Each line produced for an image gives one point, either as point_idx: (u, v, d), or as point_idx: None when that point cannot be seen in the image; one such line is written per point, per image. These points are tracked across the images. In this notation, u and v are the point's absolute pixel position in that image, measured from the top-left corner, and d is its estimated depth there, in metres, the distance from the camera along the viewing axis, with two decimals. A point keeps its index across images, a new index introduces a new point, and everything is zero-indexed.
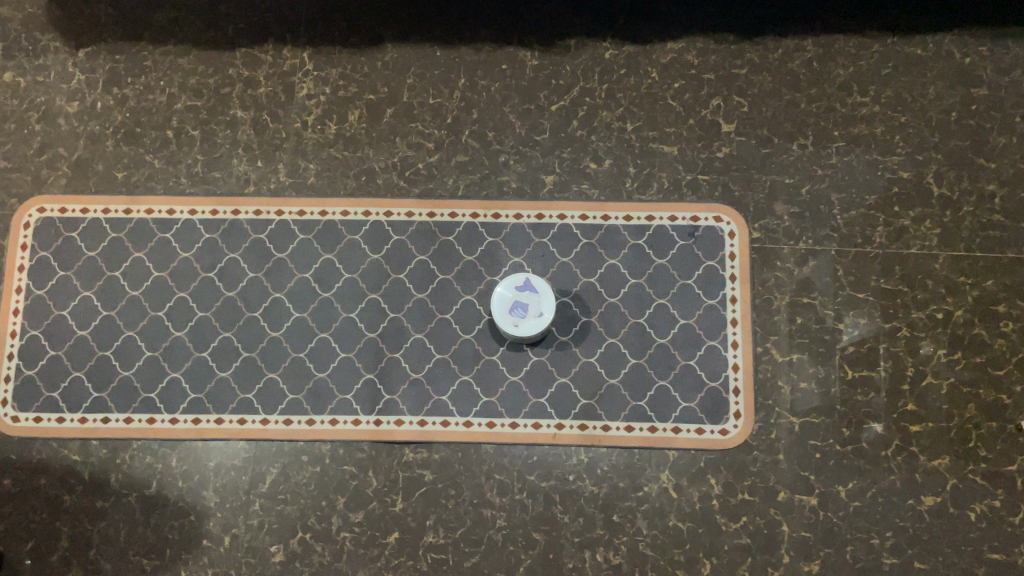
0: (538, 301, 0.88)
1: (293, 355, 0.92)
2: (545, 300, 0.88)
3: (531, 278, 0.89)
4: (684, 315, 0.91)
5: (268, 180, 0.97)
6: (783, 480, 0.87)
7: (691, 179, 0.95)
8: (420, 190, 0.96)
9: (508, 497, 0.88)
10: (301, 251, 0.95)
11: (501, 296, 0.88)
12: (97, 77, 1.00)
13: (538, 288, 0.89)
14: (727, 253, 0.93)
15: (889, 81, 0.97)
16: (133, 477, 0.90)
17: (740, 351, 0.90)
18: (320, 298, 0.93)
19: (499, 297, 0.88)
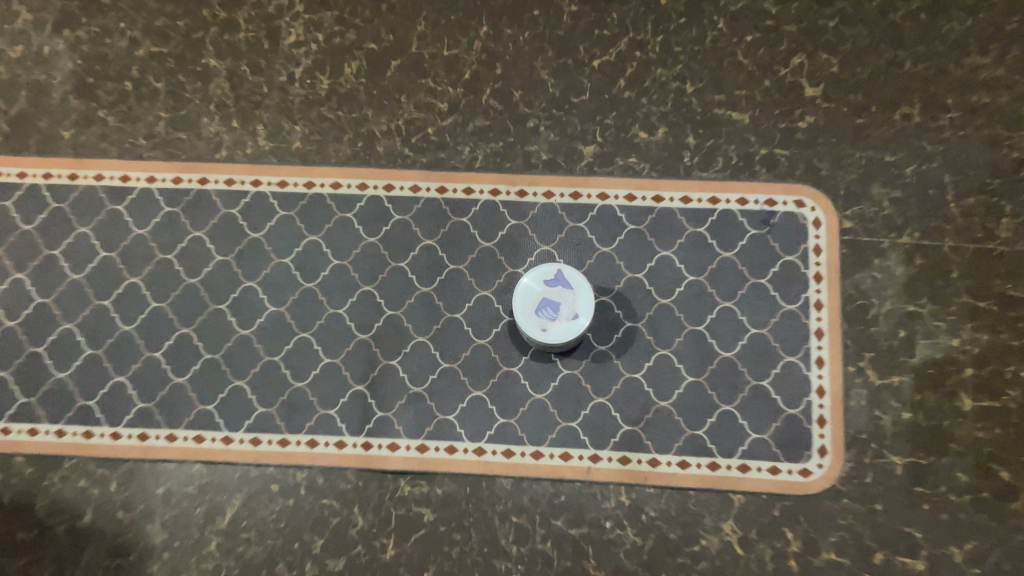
0: (574, 300, 0.68)
1: (265, 359, 0.74)
2: (582, 298, 0.68)
3: (565, 269, 0.69)
4: (754, 323, 0.73)
5: (243, 143, 0.79)
6: (880, 538, 0.68)
7: (766, 153, 0.76)
8: (429, 159, 0.78)
9: (527, 547, 0.69)
10: (281, 231, 0.77)
11: (526, 292, 0.68)
12: (47, 18, 0.83)
13: (575, 282, 0.69)
14: (810, 247, 0.74)
15: (1015, 38, 0.78)
16: (62, 504, 0.72)
17: (826, 370, 0.71)
18: (301, 289, 0.76)
19: (524, 292, 0.68)
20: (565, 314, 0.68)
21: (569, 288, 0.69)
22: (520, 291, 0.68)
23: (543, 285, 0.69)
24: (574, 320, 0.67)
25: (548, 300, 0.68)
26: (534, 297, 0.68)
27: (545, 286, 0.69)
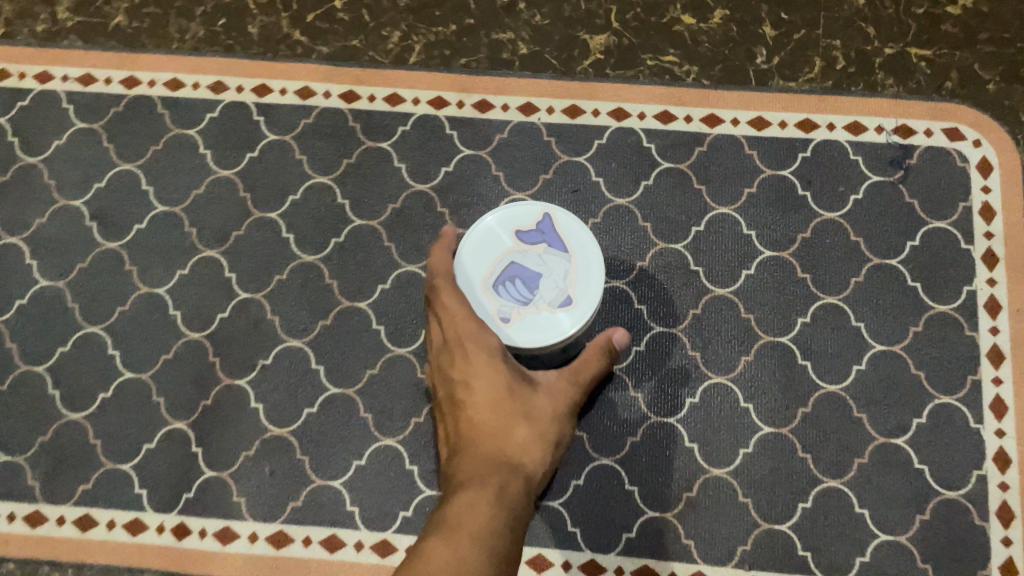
0: (568, 272, 0.35)
1: (22, 369, 0.42)
2: (585, 270, 0.35)
3: (561, 213, 0.36)
4: (880, 335, 0.41)
5: (34, 17, 0.48)
6: None
7: (892, 54, 0.46)
8: (332, 47, 0.47)
9: None
10: (75, 154, 0.46)
11: (478, 246, 0.35)
12: None
13: (576, 240, 0.35)
14: (973, 208, 0.43)
15: None
16: None
17: (1010, 423, 0.40)
18: (98, 252, 0.44)
19: (475, 246, 0.35)
20: (547, 296, 0.34)
21: (563, 249, 0.35)
22: (467, 243, 0.35)
23: (513, 238, 0.35)
24: (565, 308, 0.34)
25: (518, 266, 0.35)
26: (492, 256, 0.35)
27: (517, 240, 0.35)
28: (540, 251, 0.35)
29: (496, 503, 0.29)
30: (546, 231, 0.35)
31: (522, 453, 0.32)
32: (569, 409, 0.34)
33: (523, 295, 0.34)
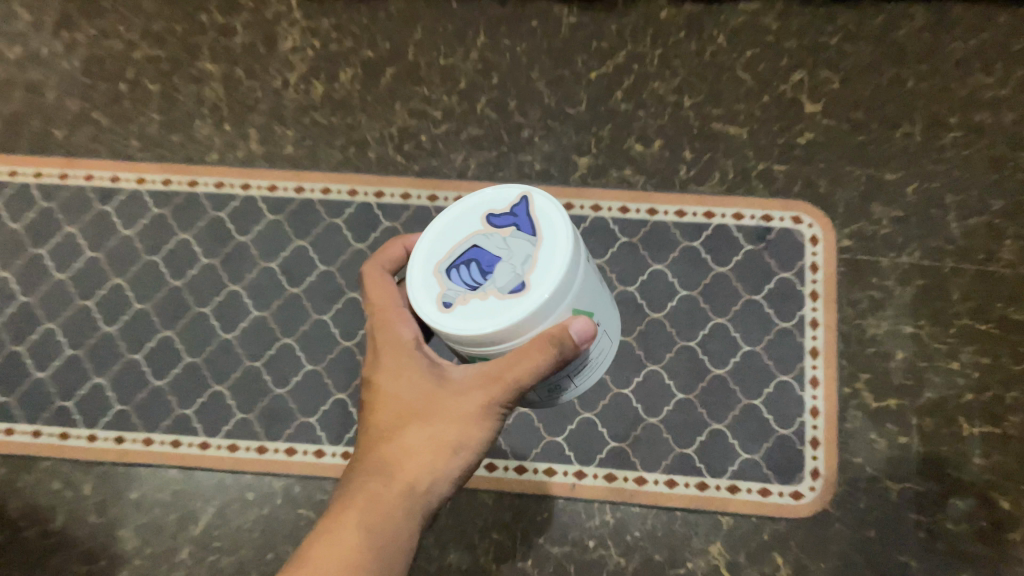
0: (527, 258, 0.45)
1: (247, 364, 0.73)
2: (540, 255, 0.45)
3: (537, 196, 0.46)
4: (748, 340, 0.71)
5: (235, 147, 0.78)
6: (876, 568, 0.66)
7: (764, 169, 0.75)
8: (420, 167, 0.77)
9: (507, 565, 0.68)
10: (268, 235, 0.76)
11: (453, 231, 0.48)
12: (46, 19, 0.83)
13: (543, 220, 0.46)
14: (806, 264, 0.72)
15: (1021, 60, 0.76)
16: (34, 505, 0.71)
17: (821, 391, 0.69)
18: (285, 295, 0.74)
19: (451, 230, 0.48)
20: (501, 279, 0.44)
21: (527, 233, 0.46)
22: (439, 226, 0.48)
23: (486, 222, 0.47)
24: (514, 292, 0.44)
25: (485, 251, 0.46)
26: (463, 237, 0.47)
27: (490, 224, 0.47)
28: (508, 233, 0.46)
29: (385, 485, 0.49)
30: (519, 212, 0.47)
31: (420, 441, 0.49)
32: (467, 407, 0.48)
33: (477, 280, 0.45)
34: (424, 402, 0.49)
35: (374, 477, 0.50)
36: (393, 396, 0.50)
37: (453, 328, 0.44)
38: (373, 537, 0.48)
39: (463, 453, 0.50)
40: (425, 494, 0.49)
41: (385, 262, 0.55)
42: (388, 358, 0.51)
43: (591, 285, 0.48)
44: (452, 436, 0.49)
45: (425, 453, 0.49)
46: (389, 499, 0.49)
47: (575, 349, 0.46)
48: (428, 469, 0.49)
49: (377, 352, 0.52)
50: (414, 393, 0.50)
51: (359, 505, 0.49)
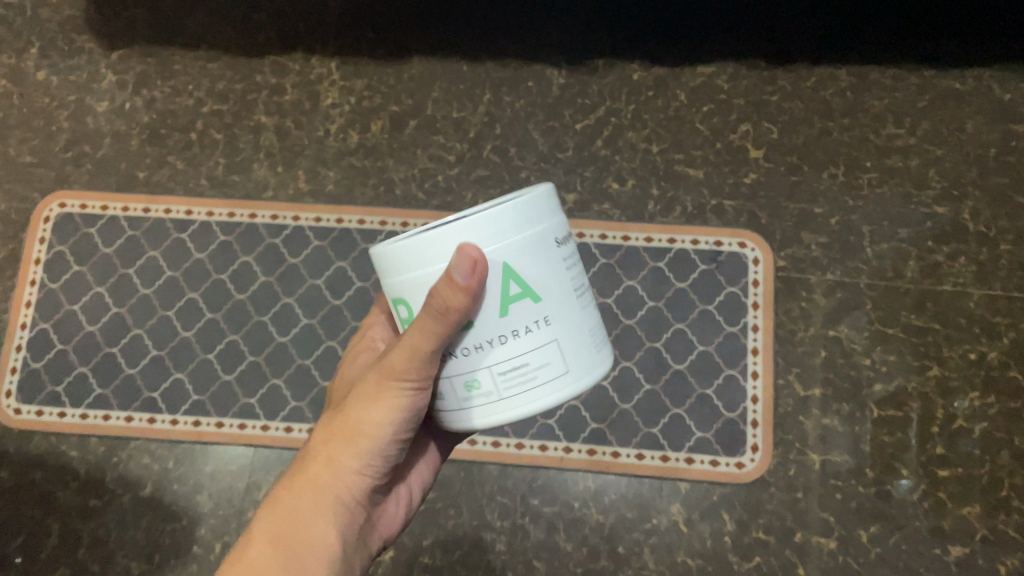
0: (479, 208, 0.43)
1: (298, 361, 0.90)
2: (485, 207, 0.43)
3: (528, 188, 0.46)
4: (703, 341, 0.88)
5: (287, 186, 0.96)
6: (802, 522, 0.83)
7: (717, 204, 0.92)
8: (438, 202, 0.94)
9: (509, 521, 0.85)
10: (314, 257, 0.93)
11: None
12: (128, 79, 1.01)
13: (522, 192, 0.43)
14: (750, 280, 0.89)
15: (926, 114, 0.94)
16: (127, 477, 0.88)
17: (760, 382, 0.87)
18: (329, 305, 0.91)
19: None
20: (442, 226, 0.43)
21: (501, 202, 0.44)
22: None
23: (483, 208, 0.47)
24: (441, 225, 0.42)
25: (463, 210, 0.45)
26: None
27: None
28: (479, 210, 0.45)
29: (293, 484, 0.51)
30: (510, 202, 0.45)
31: (334, 441, 0.51)
32: (370, 397, 0.50)
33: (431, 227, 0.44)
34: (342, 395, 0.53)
35: (290, 476, 0.52)
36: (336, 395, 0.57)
37: (374, 252, 0.44)
38: (276, 533, 0.49)
39: (370, 440, 0.51)
40: (331, 485, 0.50)
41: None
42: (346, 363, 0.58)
43: (561, 277, 0.44)
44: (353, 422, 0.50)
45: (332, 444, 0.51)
46: (299, 495, 0.50)
47: (460, 291, 0.40)
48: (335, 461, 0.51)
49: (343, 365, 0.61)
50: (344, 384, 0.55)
51: (273, 510, 0.50)
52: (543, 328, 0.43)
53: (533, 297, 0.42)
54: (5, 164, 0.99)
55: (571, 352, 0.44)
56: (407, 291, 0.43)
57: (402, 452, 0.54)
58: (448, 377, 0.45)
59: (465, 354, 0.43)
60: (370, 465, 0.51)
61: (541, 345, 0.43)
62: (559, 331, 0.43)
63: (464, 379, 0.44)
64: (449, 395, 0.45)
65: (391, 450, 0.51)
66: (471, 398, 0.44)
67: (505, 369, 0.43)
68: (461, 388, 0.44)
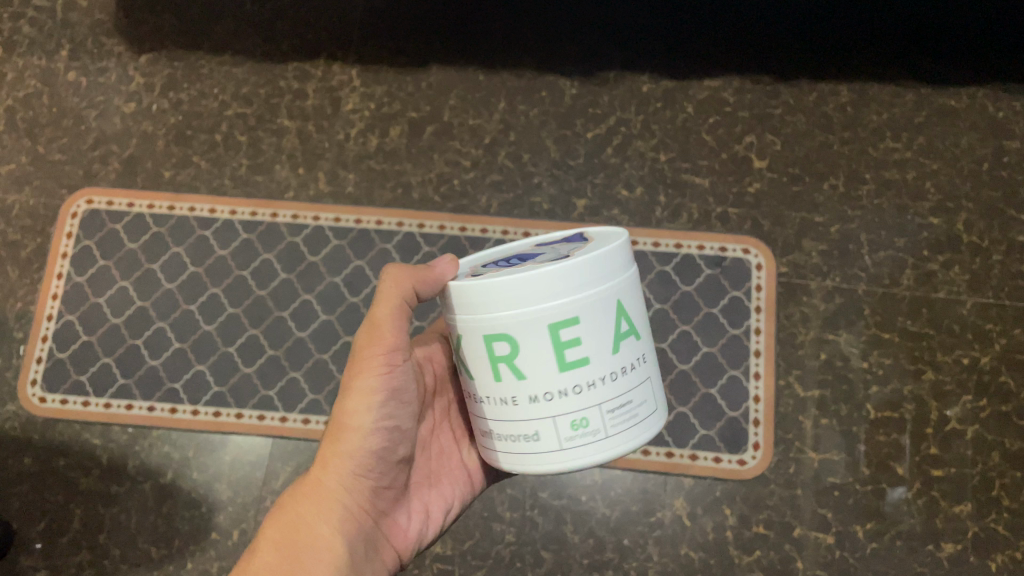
0: (573, 248, 0.47)
1: (317, 356, 0.93)
2: (588, 247, 0.46)
3: (591, 231, 0.50)
4: (707, 342, 0.91)
5: (308, 187, 0.99)
6: (801, 517, 0.86)
7: (721, 211, 0.96)
8: (453, 205, 0.98)
9: (518, 513, 0.88)
10: (334, 256, 0.96)
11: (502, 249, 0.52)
12: (156, 81, 1.05)
13: (599, 237, 0.48)
14: (753, 285, 0.93)
15: (922, 129, 0.98)
16: (148, 464, 0.91)
17: (762, 382, 0.90)
18: (347, 302, 0.94)
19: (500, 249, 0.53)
20: (541, 259, 0.46)
21: (581, 243, 0.48)
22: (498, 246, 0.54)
23: (537, 245, 0.51)
24: (546, 261, 0.45)
25: (539, 252, 0.48)
26: (517, 251, 0.51)
27: (539, 245, 0.51)
28: (555, 247, 0.49)
29: (295, 495, 0.53)
30: (579, 239, 0.50)
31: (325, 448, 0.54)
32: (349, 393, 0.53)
33: (516, 263, 0.47)
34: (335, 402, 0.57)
35: (293, 490, 0.54)
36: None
37: (482, 282, 0.44)
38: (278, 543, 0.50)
39: (352, 435, 0.53)
40: (330, 489, 0.52)
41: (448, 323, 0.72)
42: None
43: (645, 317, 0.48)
44: (337, 418, 0.53)
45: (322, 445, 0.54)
46: (299, 503, 0.52)
47: (566, 309, 0.43)
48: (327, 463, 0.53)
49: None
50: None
51: (277, 522, 0.52)
52: (642, 364, 0.46)
53: (636, 335, 0.46)
54: (35, 161, 1.02)
55: (658, 393, 0.48)
56: (524, 323, 0.43)
57: (395, 449, 0.55)
58: (550, 417, 0.45)
59: (575, 392, 0.44)
60: (362, 463, 0.53)
61: (643, 381, 0.46)
62: (650, 369, 0.47)
63: (571, 418, 0.44)
64: (548, 436, 0.45)
65: (378, 441, 0.53)
66: (577, 437, 0.45)
67: (616, 406, 0.45)
68: (565, 428, 0.45)
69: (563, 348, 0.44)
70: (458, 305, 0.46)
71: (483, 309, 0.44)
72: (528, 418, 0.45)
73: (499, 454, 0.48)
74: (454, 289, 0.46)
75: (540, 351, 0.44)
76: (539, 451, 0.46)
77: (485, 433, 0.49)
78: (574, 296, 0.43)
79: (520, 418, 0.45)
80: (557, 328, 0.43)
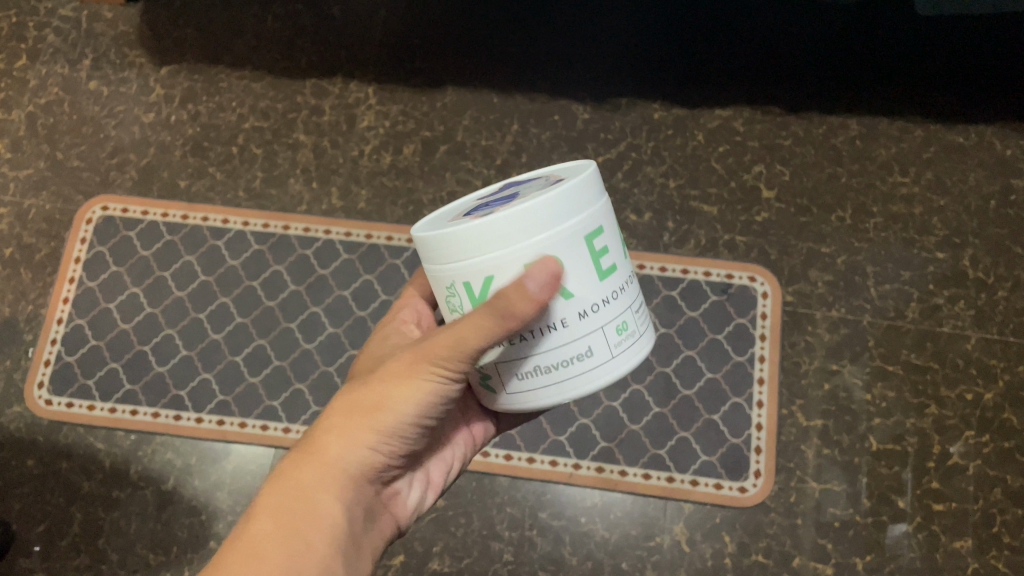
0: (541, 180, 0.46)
1: (322, 368, 0.93)
2: (560, 177, 0.45)
3: (517, 179, 0.49)
4: (711, 369, 0.92)
5: (320, 201, 1.01)
6: (801, 547, 0.86)
7: (729, 239, 0.97)
8: None
9: (517, 532, 0.88)
10: (343, 270, 0.97)
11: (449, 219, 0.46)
12: (175, 93, 1.07)
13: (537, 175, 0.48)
14: (758, 313, 0.93)
15: (930, 165, 0.99)
16: (151, 471, 0.92)
17: (765, 411, 0.90)
18: (355, 316, 0.95)
19: (436, 225, 0.46)
20: (534, 191, 0.43)
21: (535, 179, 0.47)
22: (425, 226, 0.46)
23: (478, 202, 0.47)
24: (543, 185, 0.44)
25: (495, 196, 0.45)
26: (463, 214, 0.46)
27: (485, 200, 0.47)
28: (513, 191, 0.46)
29: (298, 460, 0.50)
30: (516, 187, 0.48)
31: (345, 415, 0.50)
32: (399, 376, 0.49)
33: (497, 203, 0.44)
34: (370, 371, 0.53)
35: (297, 449, 0.51)
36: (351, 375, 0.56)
37: (515, 208, 0.40)
38: (271, 507, 0.48)
39: (387, 420, 0.50)
40: (341, 466, 0.49)
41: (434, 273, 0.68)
42: (376, 345, 0.58)
43: None
44: (375, 399, 0.50)
45: (344, 417, 0.50)
46: (304, 471, 0.49)
47: (593, 210, 0.43)
48: (346, 438, 0.50)
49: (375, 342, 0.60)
50: (373, 363, 0.54)
51: (276, 484, 0.49)
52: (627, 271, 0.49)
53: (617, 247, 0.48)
54: (53, 167, 1.04)
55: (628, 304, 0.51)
56: (563, 238, 0.41)
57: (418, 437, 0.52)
58: (600, 327, 0.44)
59: (612, 299, 0.45)
60: (385, 446, 0.51)
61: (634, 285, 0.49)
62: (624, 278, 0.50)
63: (615, 324, 0.45)
64: (600, 348, 0.44)
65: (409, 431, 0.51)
66: (622, 342, 0.45)
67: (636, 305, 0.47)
68: (614, 334, 0.45)
69: (598, 257, 0.43)
70: (479, 247, 0.41)
71: (520, 235, 0.41)
72: (580, 335, 0.44)
73: (543, 393, 0.45)
74: (468, 232, 0.41)
75: (579, 263, 0.43)
76: (595, 366, 0.44)
77: (521, 377, 0.45)
78: (592, 204, 0.43)
79: (571, 341, 0.44)
80: (590, 237, 0.43)
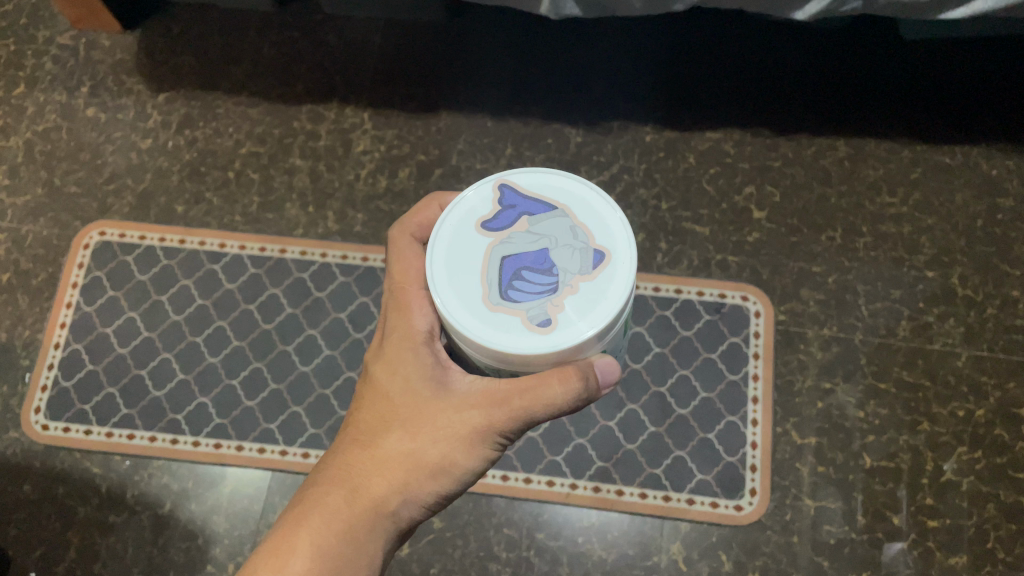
0: (572, 231, 0.47)
1: (319, 391, 0.94)
2: (578, 217, 0.48)
3: (530, 200, 0.48)
4: (706, 388, 0.92)
5: (316, 225, 1.01)
6: (797, 564, 0.86)
7: (722, 259, 0.98)
8: None
9: (515, 553, 0.88)
10: (340, 293, 0.98)
11: (468, 270, 0.46)
12: (172, 119, 1.08)
13: (547, 194, 0.49)
14: (751, 331, 0.94)
15: (918, 185, 1.01)
16: (147, 495, 0.92)
17: (759, 429, 0.91)
18: (352, 338, 0.95)
19: (460, 284, 0.46)
20: (574, 262, 0.46)
21: (558, 219, 0.48)
22: (444, 279, 0.46)
23: (485, 231, 0.47)
24: (589, 263, 0.46)
25: (526, 254, 0.46)
26: (479, 261, 0.47)
27: (494, 230, 0.47)
28: (524, 225, 0.47)
29: (349, 503, 0.52)
30: (516, 202, 0.48)
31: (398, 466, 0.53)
32: (457, 440, 0.52)
33: (543, 282, 0.45)
34: (418, 409, 0.53)
35: (346, 487, 0.53)
36: (385, 390, 0.54)
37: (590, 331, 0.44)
38: (325, 548, 0.51)
39: (441, 477, 0.53)
40: (391, 516, 0.53)
41: (413, 228, 0.57)
42: (403, 351, 0.53)
43: None
44: (435, 460, 0.52)
45: (400, 467, 0.53)
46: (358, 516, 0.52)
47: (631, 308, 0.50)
48: (400, 489, 0.52)
49: (391, 335, 0.54)
50: (416, 392, 0.53)
51: (329, 526, 0.52)
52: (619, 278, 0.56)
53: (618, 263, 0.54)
54: (50, 193, 1.05)
55: None
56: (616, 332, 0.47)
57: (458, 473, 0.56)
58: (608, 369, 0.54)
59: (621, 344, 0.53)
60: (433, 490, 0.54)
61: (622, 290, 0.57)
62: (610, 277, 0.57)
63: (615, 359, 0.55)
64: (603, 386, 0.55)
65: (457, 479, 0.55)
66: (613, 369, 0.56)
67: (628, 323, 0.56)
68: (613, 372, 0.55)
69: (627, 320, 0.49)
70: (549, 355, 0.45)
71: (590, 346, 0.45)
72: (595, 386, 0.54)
73: None
74: (540, 346, 0.44)
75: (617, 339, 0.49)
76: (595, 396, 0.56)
77: None
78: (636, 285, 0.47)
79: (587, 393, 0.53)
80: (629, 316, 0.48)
